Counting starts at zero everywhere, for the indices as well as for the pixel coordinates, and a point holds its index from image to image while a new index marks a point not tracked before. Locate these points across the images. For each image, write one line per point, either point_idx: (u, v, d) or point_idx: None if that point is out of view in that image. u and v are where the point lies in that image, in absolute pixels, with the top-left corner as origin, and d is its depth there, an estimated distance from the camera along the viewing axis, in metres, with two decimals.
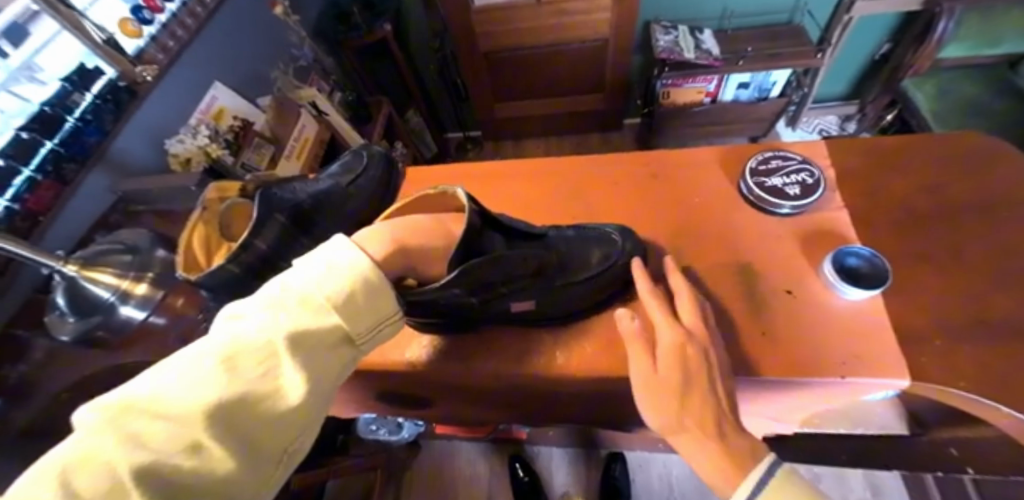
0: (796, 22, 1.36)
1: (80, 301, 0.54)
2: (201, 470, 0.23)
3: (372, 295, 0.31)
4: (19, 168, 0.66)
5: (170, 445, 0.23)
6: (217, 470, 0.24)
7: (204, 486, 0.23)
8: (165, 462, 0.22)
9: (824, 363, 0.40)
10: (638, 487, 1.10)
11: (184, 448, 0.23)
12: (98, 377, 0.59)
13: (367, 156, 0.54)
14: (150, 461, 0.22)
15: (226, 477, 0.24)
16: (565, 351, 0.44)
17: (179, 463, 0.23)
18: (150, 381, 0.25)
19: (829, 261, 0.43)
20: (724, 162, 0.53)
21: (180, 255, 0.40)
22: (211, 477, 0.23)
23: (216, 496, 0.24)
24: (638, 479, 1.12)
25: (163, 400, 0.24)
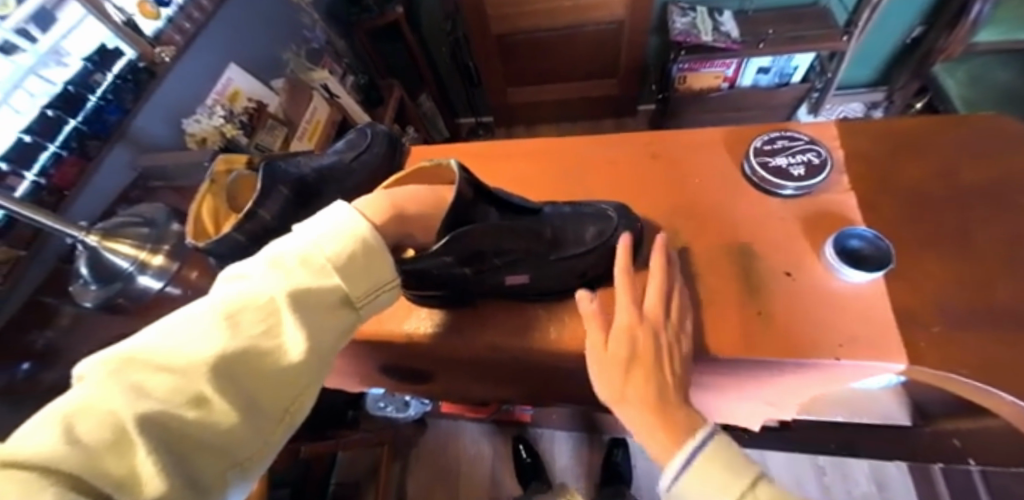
0: (822, 3, 1.31)
1: (100, 269, 0.57)
2: (206, 422, 0.24)
3: (371, 255, 0.32)
4: (44, 144, 0.68)
5: (175, 397, 0.24)
6: (220, 422, 0.24)
7: (208, 437, 0.24)
8: (168, 411, 0.23)
9: (820, 344, 0.39)
10: (639, 473, 1.12)
11: (188, 400, 0.24)
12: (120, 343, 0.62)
13: (373, 133, 0.55)
14: (155, 409, 0.23)
15: (229, 430, 0.25)
16: (559, 326, 0.44)
17: (183, 414, 0.23)
18: (152, 338, 0.26)
19: (831, 243, 0.42)
20: (729, 142, 0.52)
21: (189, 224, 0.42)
22: (215, 429, 0.24)
23: (219, 447, 0.25)
24: (640, 464, 1.13)
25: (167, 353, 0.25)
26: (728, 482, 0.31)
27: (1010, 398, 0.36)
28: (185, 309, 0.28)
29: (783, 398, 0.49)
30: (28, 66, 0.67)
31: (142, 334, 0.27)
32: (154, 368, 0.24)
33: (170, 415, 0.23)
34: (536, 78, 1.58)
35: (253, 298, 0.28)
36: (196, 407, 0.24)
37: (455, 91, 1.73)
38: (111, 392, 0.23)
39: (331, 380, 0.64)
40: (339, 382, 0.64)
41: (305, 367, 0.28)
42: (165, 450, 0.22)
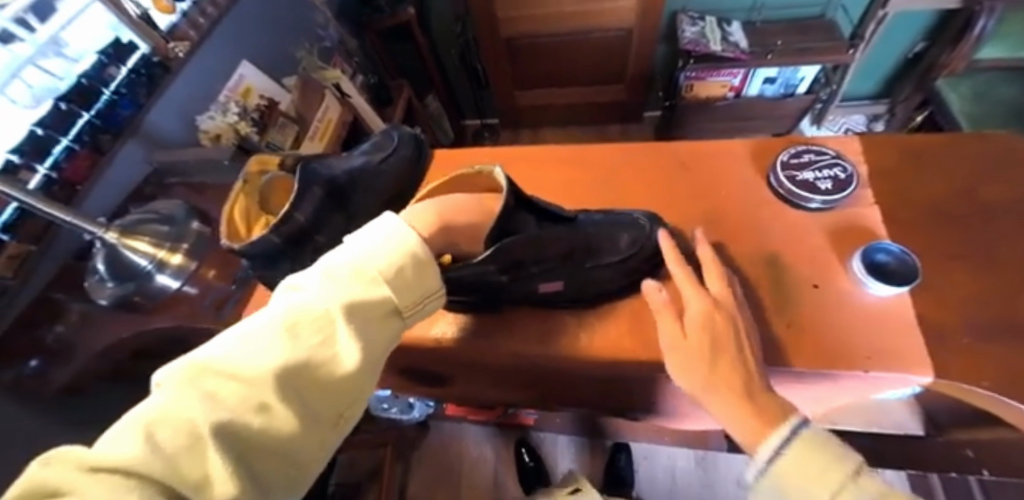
0: (829, 16, 1.32)
1: (119, 266, 0.57)
2: (270, 430, 0.24)
3: (421, 271, 0.33)
4: (57, 137, 0.68)
5: (242, 403, 0.24)
6: (283, 429, 0.25)
7: (272, 444, 0.24)
8: (238, 420, 0.23)
9: (849, 356, 0.40)
10: (641, 477, 1.12)
11: (255, 407, 0.24)
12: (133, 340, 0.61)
13: (398, 135, 0.55)
14: (227, 417, 0.23)
15: (290, 437, 0.25)
16: (588, 333, 0.45)
17: (250, 421, 0.24)
18: (216, 349, 0.26)
19: (858, 257, 0.43)
20: (755, 154, 0.53)
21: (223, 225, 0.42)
22: (278, 436, 0.25)
23: (280, 455, 0.25)
24: (642, 470, 1.13)
25: (232, 361, 0.25)
26: (826, 469, 0.31)
27: None
28: (244, 322, 0.28)
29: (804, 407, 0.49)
30: (26, 55, 0.66)
31: (204, 347, 0.27)
32: (222, 377, 0.25)
33: (240, 423, 0.23)
34: (543, 82, 1.59)
35: (310, 309, 0.28)
36: (262, 414, 0.24)
37: (461, 92, 1.72)
38: (185, 400, 0.23)
39: None
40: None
41: (358, 376, 0.29)
42: (235, 457, 0.23)
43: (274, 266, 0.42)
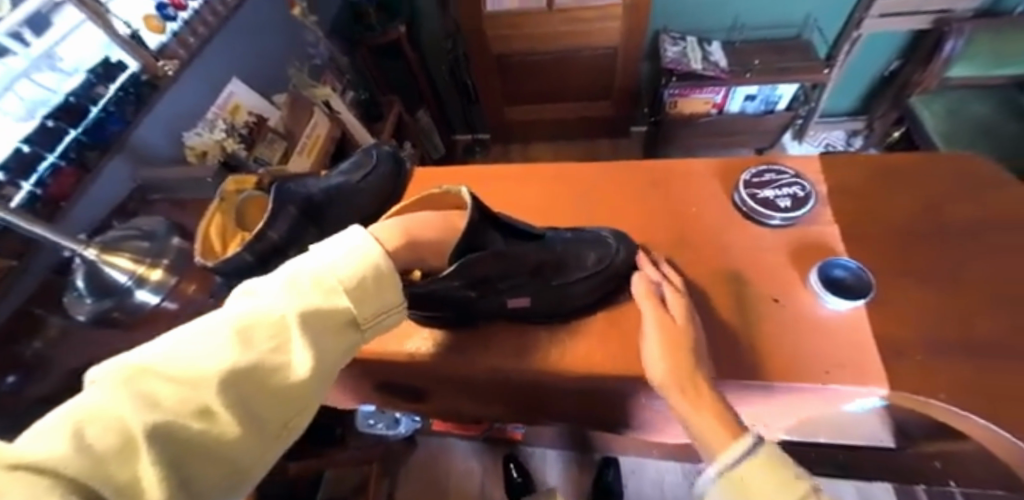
0: (805, 37, 1.37)
1: (97, 282, 0.57)
2: (210, 434, 0.25)
3: (384, 291, 0.34)
4: (43, 155, 0.68)
5: (183, 407, 0.25)
6: (224, 434, 0.26)
7: (210, 447, 0.25)
8: (175, 422, 0.24)
9: (807, 370, 0.41)
10: (629, 492, 1.12)
11: (195, 411, 0.25)
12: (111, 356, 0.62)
13: (377, 152, 0.56)
14: (164, 418, 0.24)
15: (230, 442, 0.26)
16: (557, 349, 0.46)
17: (190, 425, 0.25)
18: (164, 348, 0.27)
19: (816, 272, 0.45)
20: (721, 173, 0.55)
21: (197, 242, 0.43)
22: (218, 440, 0.25)
23: (217, 459, 0.26)
24: (630, 484, 1.13)
25: (180, 363, 0.26)
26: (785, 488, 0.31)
27: (985, 422, 0.38)
28: (197, 322, 0.29)
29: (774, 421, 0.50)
30: (20, 70, 0.67)
31: (153, 344, 0.28)
32: (166, 378, 0.26)
33: (178, 425, 0.24)
34: (531, 98, 1.62)
35: (264, 315, 0.29)
36: (201, 419, 0.25)
37: (452, 107, 1.75)
38: (122, 401, 0.24)
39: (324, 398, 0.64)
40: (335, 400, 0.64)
41: (307, 385, 0.30)
42: (169, 458, 0.24)
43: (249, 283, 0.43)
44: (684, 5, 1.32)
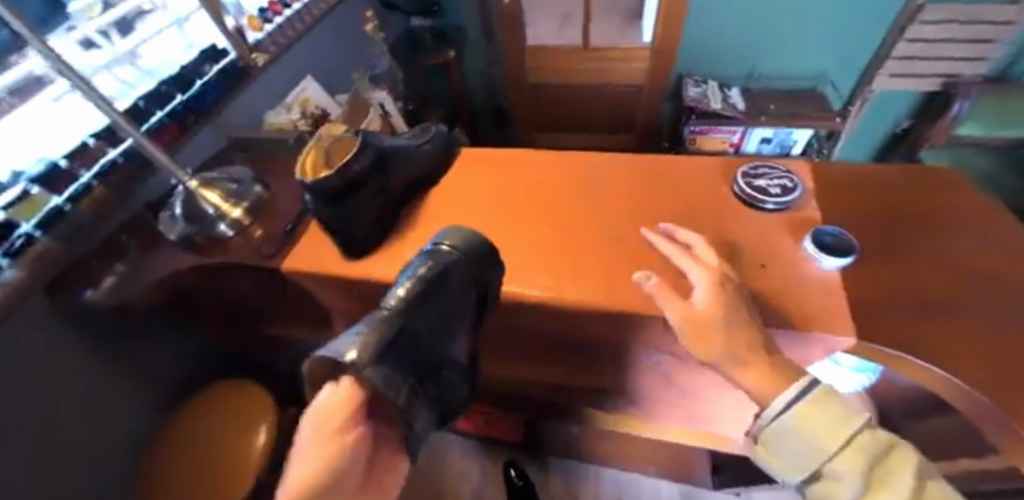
0: (820, 89, 1.47)
1: (191, 208, 0.68)
2: None
3: (456, 230, 0.48)
4: (153, 111, 0.80)
5: None
6: None
7: None
8: None
9: (787, 318, 0.47)
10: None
11: None
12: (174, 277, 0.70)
13: (436, 130, 0.69)
14: None
15: None
16: (572, 287, 0.52)
17: None
18: None
19: (808, 239, 0.52)
20: (724, 167, 0.63)
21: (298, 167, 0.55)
22: None
23: None
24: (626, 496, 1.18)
25: None
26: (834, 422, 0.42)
27: (940, 369, 0.44)
28: None
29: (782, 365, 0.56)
30: (106, 63, 0.79)
31: None
32: None
33: None
34: (560, 125, 1.74)
35: None
36: None
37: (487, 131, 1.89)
38: None
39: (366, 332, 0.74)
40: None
41: None
42: None
43: (329, 205, 0.54)
44: (707, 53, 1.44)
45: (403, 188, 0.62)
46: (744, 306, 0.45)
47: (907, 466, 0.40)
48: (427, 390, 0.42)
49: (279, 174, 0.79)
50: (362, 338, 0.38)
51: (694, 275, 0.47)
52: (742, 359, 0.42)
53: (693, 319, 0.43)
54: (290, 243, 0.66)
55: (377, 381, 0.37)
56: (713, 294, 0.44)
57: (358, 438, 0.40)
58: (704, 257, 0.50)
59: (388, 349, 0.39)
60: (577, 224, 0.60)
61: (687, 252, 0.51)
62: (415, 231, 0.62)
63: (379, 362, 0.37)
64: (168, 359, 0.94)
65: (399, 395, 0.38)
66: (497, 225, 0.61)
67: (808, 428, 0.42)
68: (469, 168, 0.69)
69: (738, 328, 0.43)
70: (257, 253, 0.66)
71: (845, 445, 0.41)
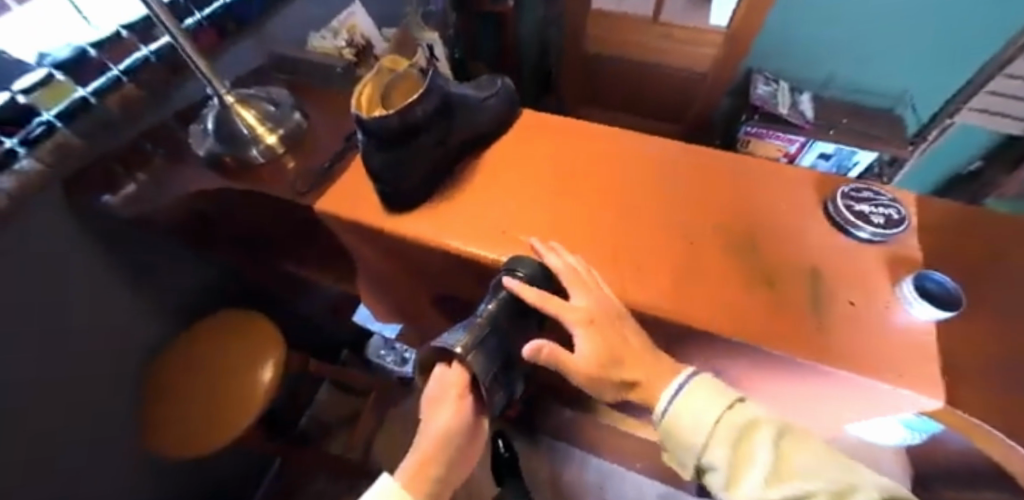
0: (897, 112, 1.35)
1: (224, 126, 0.65)
2: None
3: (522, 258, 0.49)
4: (192, 11, 0.73)
5: None
6: None
7: None
8: None
9: (868, 367, 0.43)
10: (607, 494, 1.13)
11: None
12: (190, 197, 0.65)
13: (501, 83, 0.63)
14: None
15: None
16: (635, 288, 0.48)
17: None
18: None
19: (909, 282, 0.46)
20: (816, 182, 0.55)
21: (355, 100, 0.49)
22: None
23: None
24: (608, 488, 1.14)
25: None
26: (716, 395, 0.41)
27: None
28: None
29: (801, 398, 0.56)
30: None
31: None
32: None
33: None
34: (607, 100, 1.63)
35: None
36: None
37: None
38: None
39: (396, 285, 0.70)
40: (412, 292, 0.71)
41: None
42: None
43: (381, 148, 0.48)
44: (783, 50, 1.30)
45: (459, 144, 0.57)
46: (622, 336, 0.44)
47: (765, 431, 0.39)
48: (507, 379, 0.46)
49: (314, 102, 0.72)
50: (466, 331, 0.43)
51: (575, 306, 0.44)
52: (628, 387, 0.43)
53: (583, 369, 0.42)
54: (327, 181, 0.61)
55: (477, 367, 0.42)
56: (593, 335, 0.42)
57: (468, 405, 0.44)
58: (585, 276, 0.46)
59: (486, 342, 0.43)
60: (642, 217, 0.53)
61: (570, 271, 0.46)
62: (467, 193, 0.56)
63: (481, 347, 0.43)
64: (185, 279, 0.91)
65: (489, 383, 0.43)
66: (552, 202, 0.55)
67: (683, 421, 0.41)
68: (530, 133, 0.63)
69: (624, 363, 0.43)
70: (290, 188, 0.61)
71: (715, 429, 0.40)
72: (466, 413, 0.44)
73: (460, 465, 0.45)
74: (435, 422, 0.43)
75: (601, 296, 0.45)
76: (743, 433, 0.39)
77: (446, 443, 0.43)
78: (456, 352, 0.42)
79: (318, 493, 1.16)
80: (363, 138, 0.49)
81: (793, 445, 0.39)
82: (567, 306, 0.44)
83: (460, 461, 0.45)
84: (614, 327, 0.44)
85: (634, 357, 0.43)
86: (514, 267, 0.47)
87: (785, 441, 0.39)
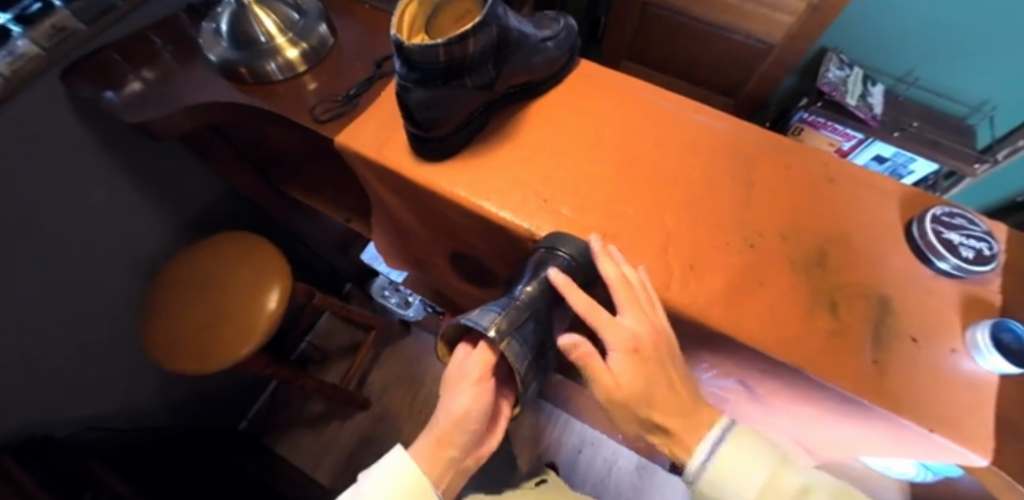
0: (970, 122, 1.20)
1: (238, 30, 0.57)
2: None
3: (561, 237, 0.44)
4: None
5: None
6: None
7: None
8: None
9: (920, 411, 0.38)
10: (580, 460, 1.07)
11: None
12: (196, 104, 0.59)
13: (563, 24, 0.55)
14: None
15: None
16: (680, 286, 0.43)
17: None
18: None
19: (986, 327, 0.40)
20: (903, 198, 0.49)
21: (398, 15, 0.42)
22: None
23: None
24: (583, 454, 1.07)
25: None
26: (754, 456, 0.38)
27: None
28: None
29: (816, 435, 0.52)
30: None
31: None
32: None
33: None
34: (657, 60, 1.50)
35: None
36: None
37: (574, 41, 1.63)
38: None
39: (415, 234, 0.65)
40: (427, 243, 0.66)
41: None
42: None
43: (421, 83, 0.42)
44: (864, 30, 1.14)
45: (505, 90, 0.50)
46: (667, 380, 0.39)
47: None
48: (539, 366, 0.43)
49: (343, 15, 0.64)
50: (503, 314, 0.40)
51: (623, 328, 0.38)
52: (657, 429, 0.39)
53: (612, 394, 0.38)
54: (351, 111, 0.55)
55: (511, 353, 0.39)
56: (636, 368, 0.38)
57: (494, 389, 0.41)
58: (641, 295, 0.39)
59: (523, 327, 0.41)
60: (698, 208, 0.48)
61: (622, 284, 0.39)
62: (507, 151, 0.51)
63: (516, 332, 0.40)
64: (193, 189, 0.90)
65: (524, 371, 0.40)
66: (601, 174, 0.49)
67: (728, 485, 0.38)
68: (583, 90, 0.56)
69: (656, 405, 0.38)
70: (309, 115, 0.55)
71: (766, 499, 0.37)
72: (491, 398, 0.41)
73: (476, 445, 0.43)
74: (458, 403, 0.40)
75: (654, 322, 0.39)
76: (800, 496, 0.37)
77: (462, 425, 0.40)
78: (490, 335, 0.39)
79: (314, 415, 1.18)
80: (401, 69, 0.42)
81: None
82: (615, 328, 0.38)
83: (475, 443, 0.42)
84: (659, 360, 0.39)
85: (673, 401, 0.39)
86: (556, 244, 0.42)
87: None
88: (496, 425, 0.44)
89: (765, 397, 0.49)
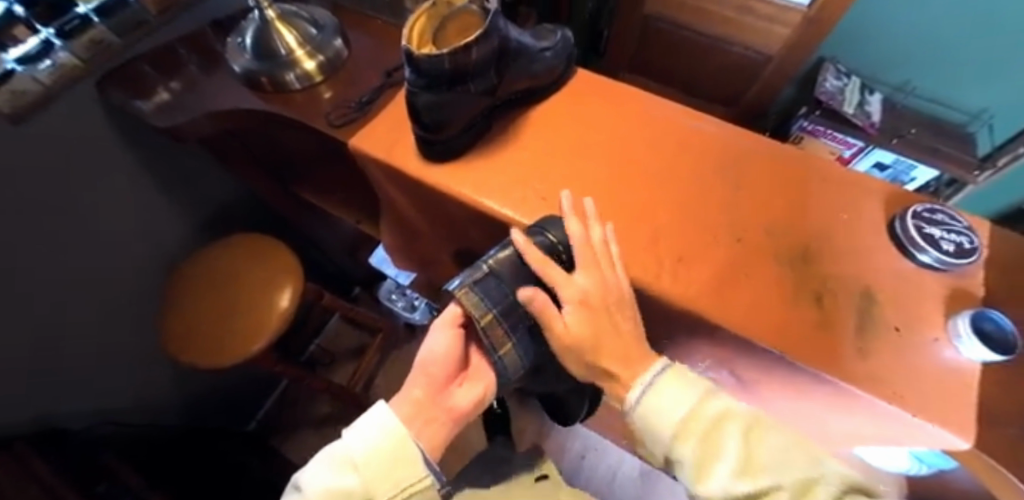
0: (969, 130, 1.21)
1: (261, 43, 0.62)
2: None
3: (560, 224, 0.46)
4: None
5: None
6: None
7: None
8: None
9: (903, 397, 0.40)
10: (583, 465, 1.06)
11: None
12: (215, 109, 0.63)
13: (560, 36, 0.58)
14: None
15: None
16: (672, 278, 0.46)
17: None
18: None
19: (965, 315, 0.42)
20: (887, 196, 0.51)
21: (406, 28, 0.46)
22: None
23: None
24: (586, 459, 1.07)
25: None
26: (688, 387, 0.37)
27: None
28: None
29: (808, 426, 0.53)
30: None
31: None
32: None
33: None
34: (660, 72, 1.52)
35: None
36: None
37: None
38: None
39: (425, 234, 0.68)
40: (435, 242, 0.69)
41: None
42: None
43: (428, 89, 0.46)
44: (862, 39, 1.16)
45: (508, 95, 0.54)
46: (612, 328, 0.41)
47: (732, 428, 0.35)
48: (517, 332, 0.43)
49: (358, 30, 0.68)
50: (470, 269, 0.44)
51: (574, 283, 0.41)
52: (603, 373, 0.40)
53: (563, 341, 0.40)
54: (363, 117, 0.58)
55: (467, 301, 0.41)
56: (583, 317, 0.40)
57: (460, 337, 0.44)
58: (601, 257, 0.42)
59: (484, 282, 0.42)
60: (687, 206, 0.50)
61: (587, 246, 0.42)
62: (508, 152, 0.54)
63: (477, 285, 0.42)
64: (212, 193, 0.94)
65: (483, 320, 0.41)
66: (592, 174, 0.52)
67: (654, 415, 0.37)
68: (579, 97, 0.59)
69: (601, 351, 0.40)
70: (324, 119, 0.59)
71: (685, 423, 0.36)
72: (458, 347, 0.43)
73: (448, 394, 0.42)
74: (425, 344, 0.43)
75: (607, 279, 0.42)
76: (709, 428, 0.35)
77: (425, 365, 0.43)
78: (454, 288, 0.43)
79: (321, 417, 1.20)
80: (411, 76, 0.45)
81: (760, 439, 0.35)
82: (567, 282, 0.41)
83: (445, 389, 0.43)
84: (607, 313, 0.41)
85: (614, 348, 0.40)
86: (544, 228, 0.45)
87: (753, 433, 0.35)
88: (465, 380, 0.44)
89: (756, 385, 0.51)
